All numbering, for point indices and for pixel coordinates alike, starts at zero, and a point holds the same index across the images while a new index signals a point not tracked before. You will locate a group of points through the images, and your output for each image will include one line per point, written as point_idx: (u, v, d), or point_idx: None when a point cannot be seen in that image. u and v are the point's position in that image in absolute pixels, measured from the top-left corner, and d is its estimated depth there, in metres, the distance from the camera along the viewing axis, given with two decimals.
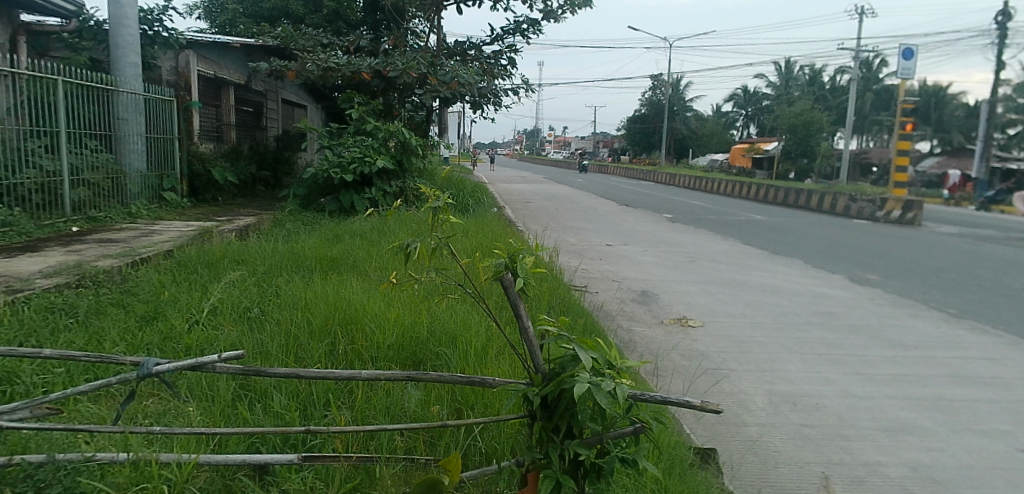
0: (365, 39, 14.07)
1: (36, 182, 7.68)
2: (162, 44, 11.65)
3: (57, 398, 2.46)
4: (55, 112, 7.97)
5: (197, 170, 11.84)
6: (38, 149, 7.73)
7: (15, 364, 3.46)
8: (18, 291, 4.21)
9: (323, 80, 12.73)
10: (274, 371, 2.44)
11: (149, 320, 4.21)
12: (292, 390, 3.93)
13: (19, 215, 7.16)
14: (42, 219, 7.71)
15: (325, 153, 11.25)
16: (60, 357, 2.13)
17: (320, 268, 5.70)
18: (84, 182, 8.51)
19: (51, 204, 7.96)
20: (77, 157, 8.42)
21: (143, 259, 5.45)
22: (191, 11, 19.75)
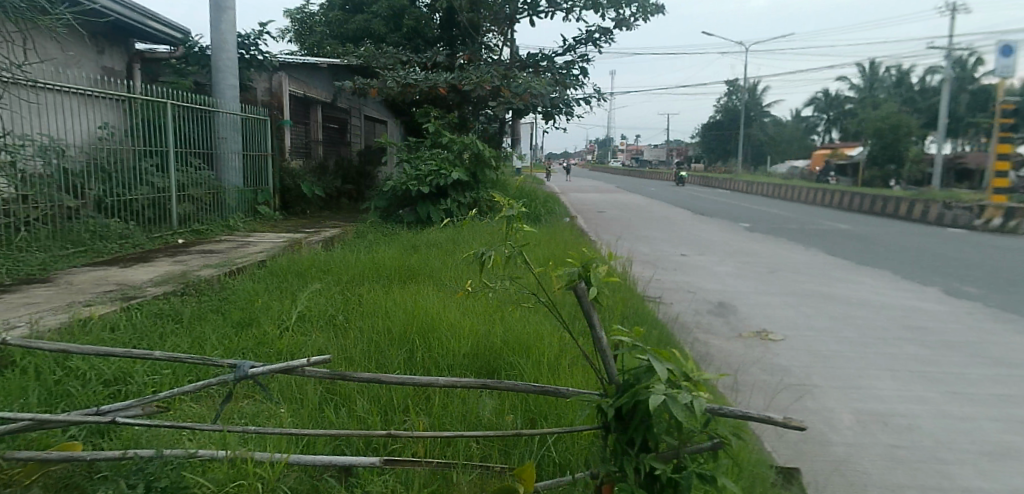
0: (442, 54, 14.55)
1: (148, 198, 8.23)
2: (258, 67, 12.40)
3: (164, 400, 2.69)
4: (166, 134, 8.56)
5: (288, 184, 12.53)
6: (151, 168, 8.30)
7: (129, 366, 3.66)
8: (132, 298, 4.60)
9: (403, 96, 13.20)
10: (357, 376, 2.64)
11: (244, 326, 4.47)
12: (373, 396, 4.06)
13: (134, 228, 7.77)
14: (153, 232, 8.28)
15: (403, 166, 11.57)
16: (170, 359, 2.37)
17: (399, 278, 5.88)
18: (189, 197, 9.12)
19: (161, 219, 8.53)
20: (184, 175, 9.02)
21: (240, 269, 5.83)
22: (283, 34, 21.03)
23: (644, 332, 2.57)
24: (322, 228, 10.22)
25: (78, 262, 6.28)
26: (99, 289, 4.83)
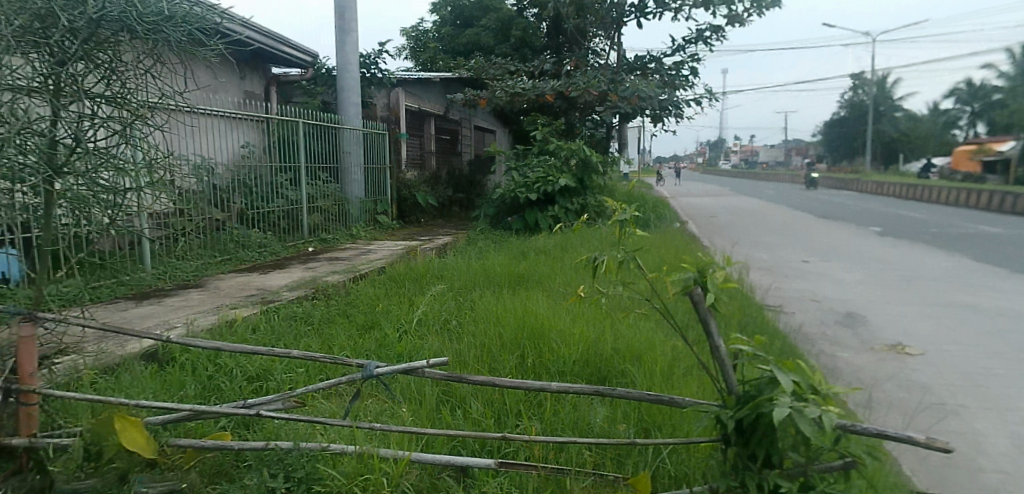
0: (548, 62, 14.75)
1: (282, 210, 8.87)
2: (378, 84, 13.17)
3: (302, 394, 2.95)
4: (296, 150, 9.23)
5: (405, 195, 13.15)
6: (285, 182, 8.98)
7: (269, 363, 3.93)
8: (270, 302, 5.01)
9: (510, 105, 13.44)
10: (473, 379, 2.79)
11: (366, 329, 4.72)
12: (487, 398, 4.10)
13: (271, 237, 8.47)
14: (287, 242, 8.94)
15: (511, 175, 11.80)
16: (306, 358, 2.64)
17: (509, 284, 5.96)
18: (319, 208, 9.83)
19: (293, 230, 9.19)
20: (314, 188, 9.71)
21: (362, 275, 6.19)
22: (399, 53, 22.26)
23: (765, 340, 2.55)
24: (434, 236, 10.65)
25: (224, 269, 6.94)
26: (242, 293, 5.30)
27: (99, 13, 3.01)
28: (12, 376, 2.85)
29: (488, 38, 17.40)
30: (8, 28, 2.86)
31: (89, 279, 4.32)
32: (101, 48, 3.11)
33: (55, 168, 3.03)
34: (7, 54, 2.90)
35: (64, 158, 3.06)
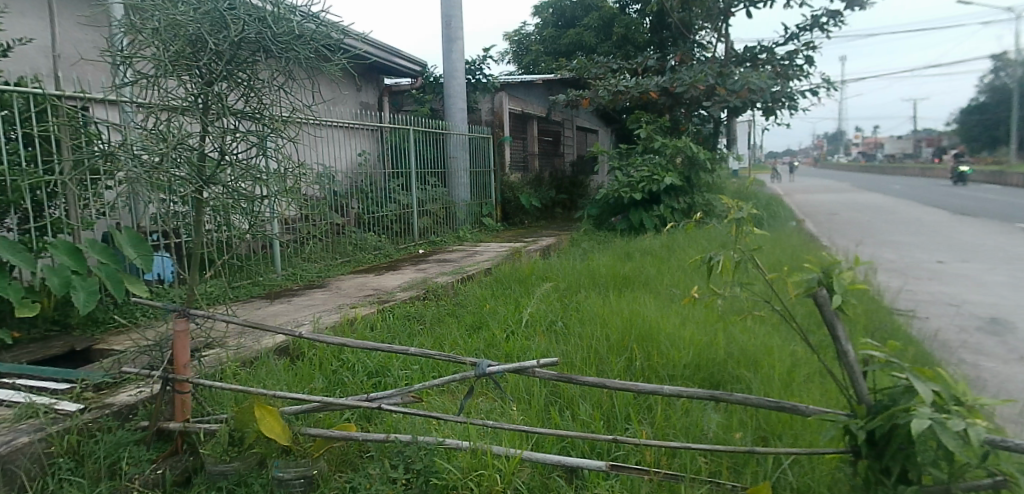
0: (652, 59, 14.46)
1: (395, 214, 9.28)
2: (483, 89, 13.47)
3: (418, 390, 3.08)
4: (407, 156, 9.58)
5: (508, 197, 13.31)
6: (397, 187, 9.38)
7: (386, 360, 4.11)
8: (386, 301, 5.26)
9: (613, 103, 13.23)
10: (583, 379, 2.81)
11: (475, 329, 4.83)
12: (596, 400, 4.02)
13: (385, 240, 8.89)
14: (400, 243, 9.42)
15: (614, 174, 11.64)
16: (423, 354, 2.77)
17: (614, 285, 5.89)
18: (427, 212, 10.21)
19: (405, 232, 9.63)
20: (423, 192, 10.10)
21: (470, 275, 6.37)
22: (501, 58, 22.69)
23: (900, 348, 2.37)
24: (536, 238, 10.74)
25: (343, 269, 7.37)
26: (361, 293, 5.60)
27: (239, 36, 3.29)
28: (169, 366, 3.18)
29: (590, 37, 17.24)
30: (168, 54, 3.22)
31: (229, 279, 4.79)
32: (241, 68, 3.40)
33: (207, 179, 3.38)
34: (167, 77, 3.26)
35: (215, 171, 3.40)
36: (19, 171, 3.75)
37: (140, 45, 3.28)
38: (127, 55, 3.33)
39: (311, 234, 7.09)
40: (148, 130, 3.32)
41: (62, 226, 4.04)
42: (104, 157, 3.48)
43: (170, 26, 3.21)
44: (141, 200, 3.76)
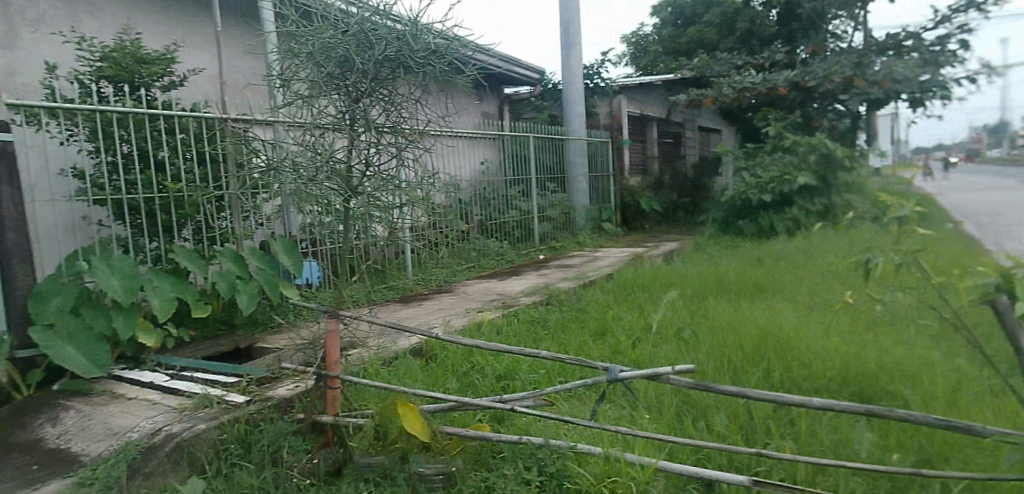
0: (781, 52, 13.60)
1: (516, 220, 9.45)
2: (599, 93, 13.67)
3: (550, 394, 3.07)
4: (528, 164, 9.74)
5: (628, 202, 13.22)
6: (517, 194, 9.48)
7: (514, 363, 4.10)
8: (511, 305, 5.37)
9: (736, 101, 12.77)
10: (722, 388, 2.60)
11: (600, 336, 4.78)
12: (733, 412, 3.81)
13: (507, 247, 8.99)
14: (522, 249, 9.61)
15: (742, 175, 11.13)
16: (555, 358, 2.77)
17: (745, 293, 5.60)
18: (547, 217, 10.31)
19: (525, 238, 9.78)
20: (544, 199, 10.19)
21: (591, 280, 6.37)
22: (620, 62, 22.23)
23: None
24: (657, 242, 10.50)
25: (467, 275, 7.61)
26: (486, 298, 5.76)
27: (381, 54, 3.42)
28: (321, 365, 3.36)
29: (711, 33, 16.48)
30: (322, 74, 3.46)
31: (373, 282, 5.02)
32: (384, 84, 3.53)
33: (353, 188, 3.56)
34: (320, 96, 3.52)
35: (359, 180, 3.58)
36: (195, 187, 4.24)
37: (297, 68, 3.54)
38: (287, 77, 3.58)
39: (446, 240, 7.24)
40: (305, 144, 3.62)
41: (228, 237, 4.46)
42: (269, 174, 3.91)
43: (323, 49, 3.43)
44: (295, 210, 4.03)
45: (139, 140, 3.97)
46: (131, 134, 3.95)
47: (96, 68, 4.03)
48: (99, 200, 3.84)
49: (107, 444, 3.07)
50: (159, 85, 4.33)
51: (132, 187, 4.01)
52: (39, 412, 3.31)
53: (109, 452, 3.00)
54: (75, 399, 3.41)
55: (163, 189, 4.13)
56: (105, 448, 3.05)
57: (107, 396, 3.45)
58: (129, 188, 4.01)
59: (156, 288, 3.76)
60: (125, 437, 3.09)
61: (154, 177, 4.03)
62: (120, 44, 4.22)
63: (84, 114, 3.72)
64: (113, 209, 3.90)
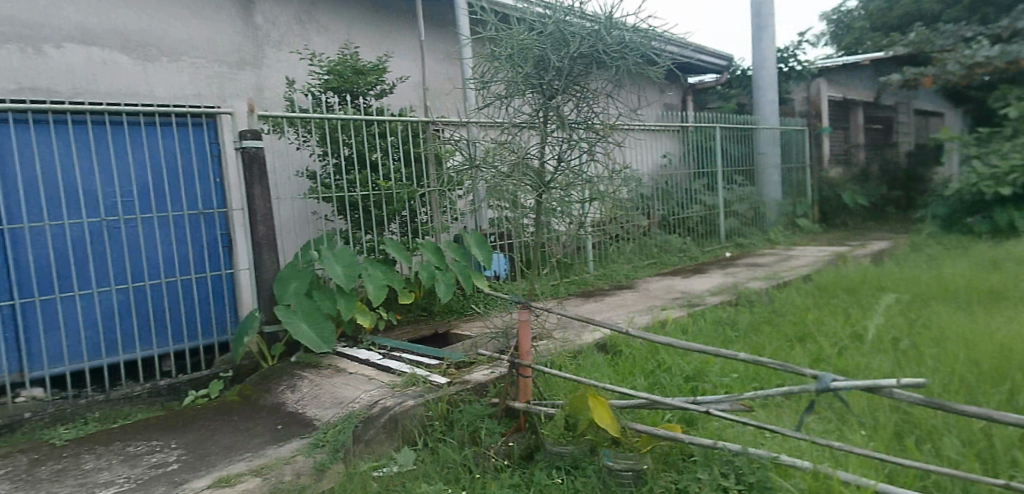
0: None
1: (699, 215, 8.41)
2: (796, 76, 11.74)
3: (749, 398, 2.73)
4: (714, 154, 8.53)
5: (828, 195, 11.44)
6: (702, 188, 8.46)
7: (704, 365, 3.94)
8: (697, 305, 5.21)
9: (968, 79, 10.71)
10: (966, 409, 2.04)
11: (798, 341, 4.39)
12: (967, 437, 3.18)
13: (691, 244, 8.13)
14: (706, 246, 8.52)
15: (971, 165, 9.63)
16: (753, 361, 2.38)
17: (980, 301, 4.82)
18: (734, 213, 9.01)
19: (712, 234, 8.72)
20: (732, 193, 8.88)
21: (786, 282, 5.95)
22: None
23: None
24: (861, 242, 9.37)
25: (651, 270, 7.18)
26: (670, 296, 5.64)
27: (577, 52, 3.39)
28: (514, 353, 3.49)
29: None
30: (520, 74, 3.47)
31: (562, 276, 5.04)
32: (579, 81, 3.47)
33: (544, 183, 3.54)
34: (515, 96, 3.54)
35: (550, 174, 3.55)
36: (401, 184, 4.73)
37: (496, 70, 3.56)
38: (486, 78, 3.60)
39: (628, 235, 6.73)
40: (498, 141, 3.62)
41: (428, 230, 4.91)
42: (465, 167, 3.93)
43: (521, 51, 3.44)
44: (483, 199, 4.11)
45: (357, 144, 4.51)
46: (351, 138, 4.51)
47: (323, 80, 4.62)
48: (326, 197, 4.46)
49: (334, 411, 3.48)
50: (372, 93, 4.83)
51: (351, 185, 4.56)
52: (281, 379, 3.84)
53: (336, 419, 3.41)
54: (308, 369, 3.90)
55: (375, 187, 4.65)
56: (333, 415, 3.46)
57: (332, 369, 3.89)
58: (349, 186, 4.57)
59: (370, 275, 4.24)
60: (348, 407, 3.48)
61: (369, 176, 4.56)
62: (344, 57, 4.76)
63: (315, 123, 4.32)
64: (337, 205, 4.50)
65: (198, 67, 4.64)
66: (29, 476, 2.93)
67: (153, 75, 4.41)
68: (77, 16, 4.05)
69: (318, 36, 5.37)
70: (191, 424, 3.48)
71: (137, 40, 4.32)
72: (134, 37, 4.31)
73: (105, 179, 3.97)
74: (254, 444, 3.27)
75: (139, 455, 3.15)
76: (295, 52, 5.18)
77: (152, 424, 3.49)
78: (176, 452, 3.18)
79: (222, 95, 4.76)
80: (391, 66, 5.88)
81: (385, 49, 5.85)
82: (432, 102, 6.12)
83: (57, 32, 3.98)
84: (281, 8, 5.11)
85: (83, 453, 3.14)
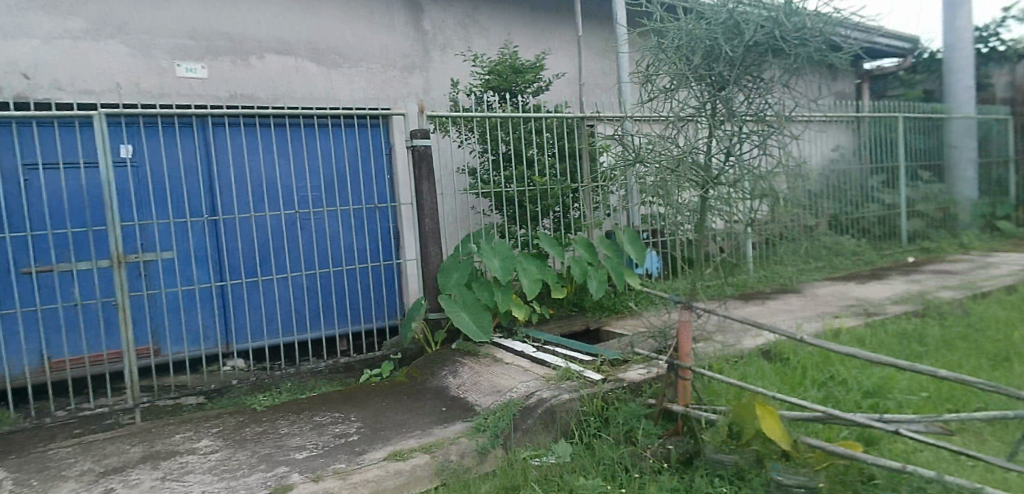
0: None
1: (876, 216, 7.57)
2: (999, 60, 10.09)
3: (951, 419, 2.37)
4: (896, 149, 7.74)
5: None
6: (879, 185, 7.65)
7: (885, 381, 3.57)
8: (874, 314, 4.78)
9: None
10: None
11: (1004, 361, 3.82)
12: None
13: (866, 246, 7.35)
14: (885, 249, 7.63)
15: None
16: (956, 379, 2.08)
17: None
18: (918, 213, 8.06)
19: (890, 236, 7.82)
20: (914, 190, 8.00)
21: (985, 293, 5.25)
22: None
23: None
24: None
25: (820, 274, 6.49)
26: (842, 303, 5.22)
27: (750, 41, 2.99)
28: (673, 353, 3.26)
29: None
30: (688, 65, 3.14)
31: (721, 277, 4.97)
32: (753, 71, 3.06)
33: (711, 179, 3.16)
34: (680, 88, 3.22)
35: (717, 170, 3.16)
36: (555, 180, 4.92)
37: (661, 63, 3.28)
38: (650, 71, 3.33)
39: (798, 236, 6.11)
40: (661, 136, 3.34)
41: (580, 225, 5.06)
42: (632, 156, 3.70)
43: (689, 41, 3.12)
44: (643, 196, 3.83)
45: (515, 141, 4.78)
46: (509, 135, 4.77)
47: (485, 81, 4.94)
48: (485, 192, 4.71)
49: (493, 399, 3.62)
50: (530, 91, 5.06)
51: (508, 181, 4.82)
52: (444, 364, 4.09)
53: (495, 405, 3.54)
54: (468, 357, 4.12)
55: (531, 183, 4.86)
56: (492, 402, 3.61)
57: (490, 358, 4.08)
58: (506, 182, 4.82)
59: (525, 269, 4.43)
60: (506, 395, 3.60)
61: (525, 172, 4.80)
62: (502, 58, 5.04)
63: (477, 121, 4.68)
64: (494, 200, 4.76)
65: (374, 72, 5.07)
66: (238, 435, 3.33)
67: (336, 80, 4.91)
68: (275, 31, 4.67)
69: (481, 38, 5.59)
70: (366, 401, 3.80)
71: (324, 50, 4.86)
72: (321, 47, 4.84)
73: (297, 176, 4.49)
74: (422, 423, 3.49)
75: (325, 424, 3.47)
76: (459, 54, 5.44)
77: (333, 397, 3.86)
78: (356, 424, 3.49)
79: (393, 97, 5.15)
80: (549, 64, 5.98)
81: (543, 47, 5.93)
82: (588, 97, 6.11)
83: (262, 45, 4.62)
84: (447, 13, 5.39)
85: (279, 419, 3.53)
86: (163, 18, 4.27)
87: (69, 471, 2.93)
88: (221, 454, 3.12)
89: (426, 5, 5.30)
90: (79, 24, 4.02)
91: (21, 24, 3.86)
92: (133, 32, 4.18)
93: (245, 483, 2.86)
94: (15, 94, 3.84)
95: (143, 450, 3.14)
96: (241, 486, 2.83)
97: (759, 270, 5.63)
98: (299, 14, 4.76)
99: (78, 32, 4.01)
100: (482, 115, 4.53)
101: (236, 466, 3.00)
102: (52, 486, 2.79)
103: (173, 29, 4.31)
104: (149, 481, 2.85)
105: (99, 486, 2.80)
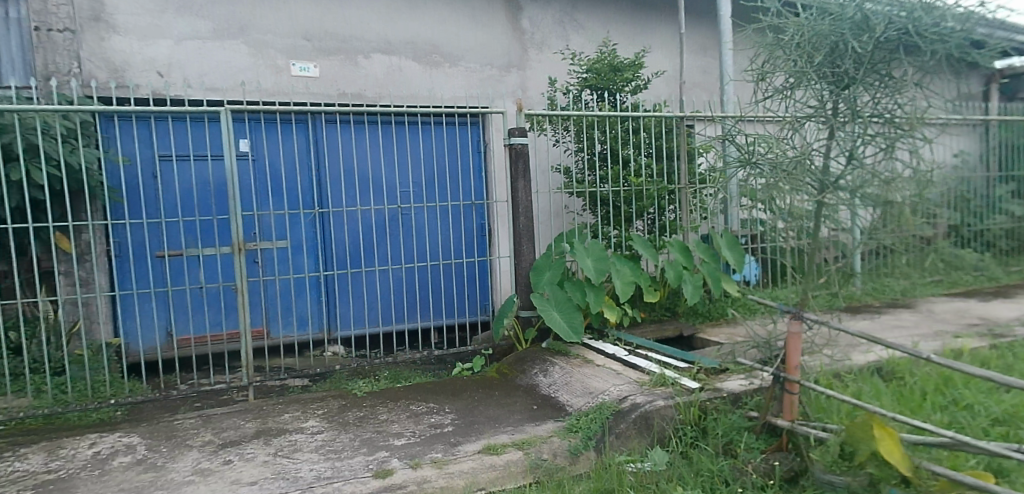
0: None
1: (1004, 228, 6.92)
2: None
3: None
4: None
5: None
6: (1008, 194, 6.99)
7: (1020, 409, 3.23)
8: (1003, 335, 4.37)
9: None
10: None
11: None
12: None
13: (990, 260, 6.74)
14: (1012, 265, 6.96)
15: None
16: None
17: None
18: None
19: (1019, 251, 7.12)
20: None
21: None
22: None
23: None
24: None
25: (937, 288, 6.01)
26: (964, 321, 4.81)
27: (882, 37, 2.79)
28: (780, 365, 3.09)
29: None
30: (809, 63, 2.96)
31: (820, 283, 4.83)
32: (882, 68, 2.85)
33: (831, 183, 2.94)
34: (799, 87, 3.04)
35: (839, 173, 2.93)
36: (652, 181, 4.84)
37: (778, 60, 3.11)
38: (765, 68, 3.17)
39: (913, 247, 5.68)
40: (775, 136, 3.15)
41: (675, 228, 4.97)
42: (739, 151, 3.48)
43: (813, 38, 2.95)
44: (746, 199, 3.67)
45: (611, 141, 4.74)
46: (606, 134, 4.75)
47: (583, 79, 4.95)
48: (580, 192, 4.73)
49: (585, 400, 3.59)
50: (628, 89, 5.02)
51: (603, 180, 4.78)
52: (534, 363, 4.13)
53: (587, 407, 3.50)
54: (558, 357, 4.13)
55: (627, 183, 4.81)
56: (584, 403, 3.57)
57: (581, 359, 4.06)
58: (600, 182, 4.79)
59: (619, 271, 4.37)
60: (599, 398, 3.55)
61: (620, 172, 4.75)
62: (601, 56, 5.02)
63: (574, 120, 4.69)
64: (588, 200, 4.75)
65: (472, 71, 5.16)
66: (341, 418, 3.50)
67: (437, 79, 5.04)
68: (381, 30, 4.84)
69: (579, 36, 5.56)
70: (459, 394, 3.87)
71: (426, 48, 5.00)
72: (423, 46, 4.98)
73: (399, 173, 4.65)
74: (514, 419, 3.52)
75: (421, 414, 3.58)
76: (557, 52, 5.43)
77: (427, 387, 3.98)
78: (450, 415, 3.57)
79: (490, 95, 5.22)
80: (648, 61, 5.86)
81: (642, 44, 5.83)
82: (687, 96, 5.95)
83: (369, 45, 4.81)
84: (546, 11, 5.40)
85: (378, 406, 3.68)
86: (280, 19, 4.53)
87: (193, 441, 3.16)
88: (326, 435, 3.28)
89: (525, 4, 5.33)
90: (208, 24, 4.33)
91: (159, 25, 4.21)
92: (254, 32, 4.45)
93: (349, 465, 2.99)
94: (150, 91, 4.18)
95: (256, 426, 3.35)
96: (345, 467, 2.96)
97: (870, 284, 5.14)
98: (404, 13, 4.91)
99: (206, 33, 4.33)
100: (580, 114, 4.50)
101: (341, 448, 3.15)
102: (178, 454, 3.03)
103: (288, 29, 4.55)
104: (262, 456, 3.03)
105: (219, 457, 3.00)
